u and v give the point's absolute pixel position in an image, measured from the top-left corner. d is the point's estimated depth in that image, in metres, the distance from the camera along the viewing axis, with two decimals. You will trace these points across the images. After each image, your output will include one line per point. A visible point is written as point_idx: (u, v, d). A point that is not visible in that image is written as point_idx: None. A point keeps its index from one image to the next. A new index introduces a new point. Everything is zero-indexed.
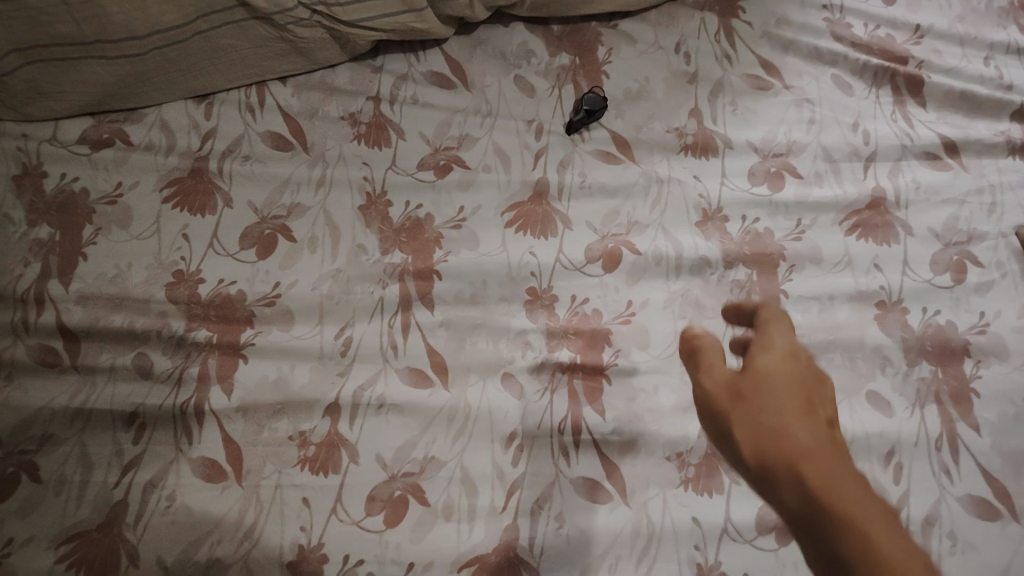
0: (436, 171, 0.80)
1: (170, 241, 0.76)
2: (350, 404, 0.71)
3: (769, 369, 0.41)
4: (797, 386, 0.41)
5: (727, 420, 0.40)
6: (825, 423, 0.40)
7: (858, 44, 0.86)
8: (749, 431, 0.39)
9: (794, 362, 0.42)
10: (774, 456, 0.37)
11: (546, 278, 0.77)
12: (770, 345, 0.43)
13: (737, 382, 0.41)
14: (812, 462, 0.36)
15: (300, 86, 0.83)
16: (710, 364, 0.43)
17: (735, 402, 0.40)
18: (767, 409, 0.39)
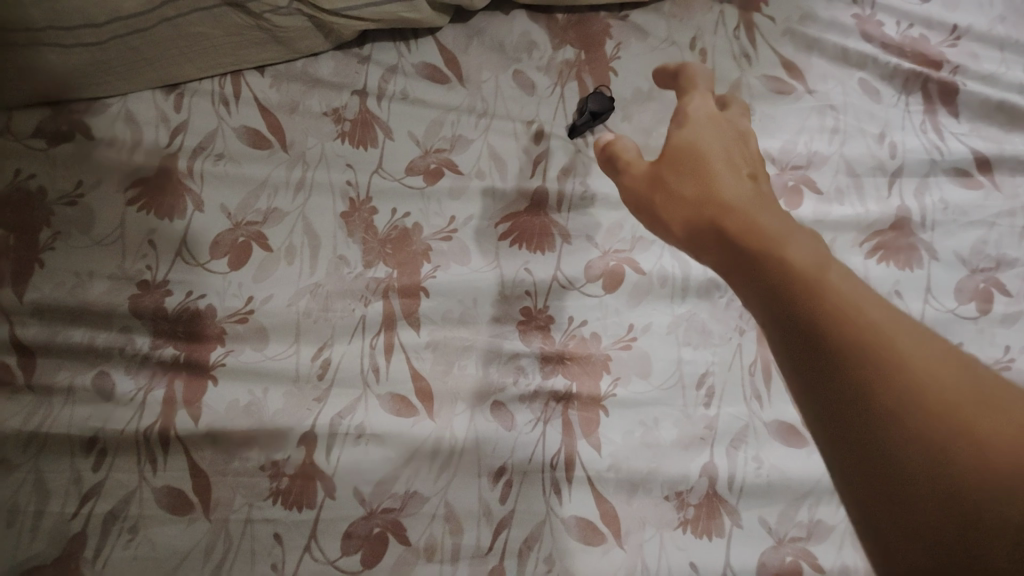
0: (426, 176, 0.73)
1: (135, 248, 0.70)
2: (327, 434, 0.66)
3: (707, 152, 0.57)
4: (729, 166, 0.56)
5: (686, 187, 0.56)
6: (737, 160, 0.57)
7: (888, 45, 0.80)
8: (696, 190, 0.55)
9: (721, 137, 0.58)
10: (718, 211, 0.52)
11: (541, 297, 0.71)
12: (681, 124, 0.60)
13: (680, 162, 0.57)
14: (752, 223, 0.50)
15: (279, 76, 0.76)
16: (629, 160, 0.62)
17: (690, 177, 0.56)
18: (712, 171, 0.55)
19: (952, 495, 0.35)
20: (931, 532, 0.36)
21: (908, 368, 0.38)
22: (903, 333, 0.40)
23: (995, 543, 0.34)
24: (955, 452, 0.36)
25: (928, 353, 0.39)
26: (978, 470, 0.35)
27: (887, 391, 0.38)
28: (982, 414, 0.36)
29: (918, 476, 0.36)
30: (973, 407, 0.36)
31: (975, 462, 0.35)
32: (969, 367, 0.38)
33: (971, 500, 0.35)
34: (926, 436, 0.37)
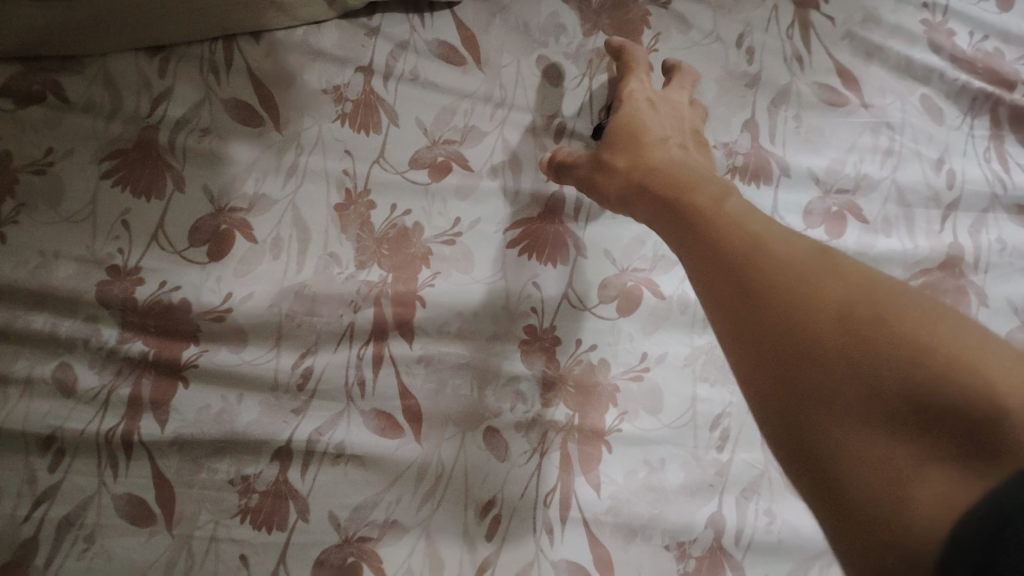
0: (432, 171, 0.66)
1: (107, 227, 0.64)
2: (304, 450, 0.61)
3: (643, 116, 0.59)
4: (661, 126, 0.58)
5: (619, 159, 0.56)
6: (677, 117, 0.61)
7: (957, 58, 0.72)
8: (625, 159, 0.56)
9: (653, 109, 0.60)
10: (639, 170, 0.54)
11: (548, 316, 0.65)
12: (629, 97, 0.61)
13: (619, 129, 0.58)
14: (670, 168, 0.52)
15: (276, 45, 0.68)
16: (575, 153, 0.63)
17: (618, 145, 0.58)
18: (643, 133, 0.57)
19: (859, 359, 0.35)
20: (909, 481, 0.32)
21: (772, 255, 0.41)
22: (818, 258, 0.39)
23: (952, 447, 0.32)
24: (866, 338, 0.35)
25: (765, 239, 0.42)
26: (919, 384, 0.33)
27: (791, 305, 0.38)
28: (862, 299, 0.36)
29: (840, 379, 0.35)
30: (903, 307, 0.35)
31: (885, 336, 0.35)
32: (854, 263, 0.39)
33: (928, 402, 0.32)
34: (843, 351, 0.36)
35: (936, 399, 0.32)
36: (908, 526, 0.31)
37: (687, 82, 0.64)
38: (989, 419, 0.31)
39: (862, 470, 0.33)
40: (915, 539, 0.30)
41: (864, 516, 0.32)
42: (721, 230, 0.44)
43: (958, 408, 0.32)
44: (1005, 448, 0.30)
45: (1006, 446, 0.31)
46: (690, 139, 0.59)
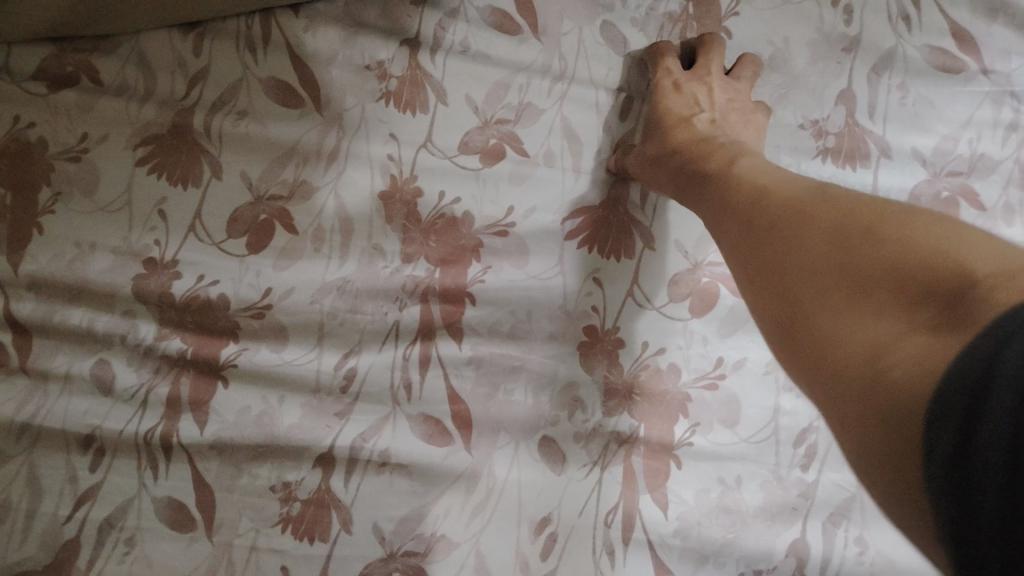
0: (484, 156, 0.60)
1: (143, 217, 0.60)
2: (347, 458, 0.57)
3: (675, 101, 0.58)
4: (694, 109, 0.57)
5: (654, 144, 0.56)
6: (710, 97, 0.57)
7: None
8: (660, 145, 0.55)
9: (683, 89, 0.58)
10: (675, 151, 0.54)
11: (611, 316, 0.58)
12: (663, 81, 0.59)
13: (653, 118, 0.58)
14: (698, 150, 0.53)
15: (316, 17, 0.63)
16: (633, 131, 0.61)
17: (653, 134, 0.57)
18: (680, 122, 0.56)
19: (839, 245, 0.38)
20: (894, 354, 0.32)
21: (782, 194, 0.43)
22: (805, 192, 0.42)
23: (924, 318, 0.32)
24: (858, 242, 0.37)
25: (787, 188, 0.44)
26: (893, 263, 0.35)
27: (787, 231, 0.41)
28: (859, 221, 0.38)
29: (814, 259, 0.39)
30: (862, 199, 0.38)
31: (866, 232, 0.37)
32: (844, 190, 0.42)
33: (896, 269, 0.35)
34: (825, 261, 0.38)
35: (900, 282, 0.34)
36: (894, 395, 0.31)
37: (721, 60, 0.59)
38: (954, 283, 0.32)
39: (844, 345, 0.34)
40: (899, 411, 0.30)
41: (864, 398, 0.32)
42: (743, 196, 0.46)
43: (923, 277, 0.33)
44: (982, 306, 0.30)
45: (980, 307, 0.30)
46: (720, 112, 0.57)
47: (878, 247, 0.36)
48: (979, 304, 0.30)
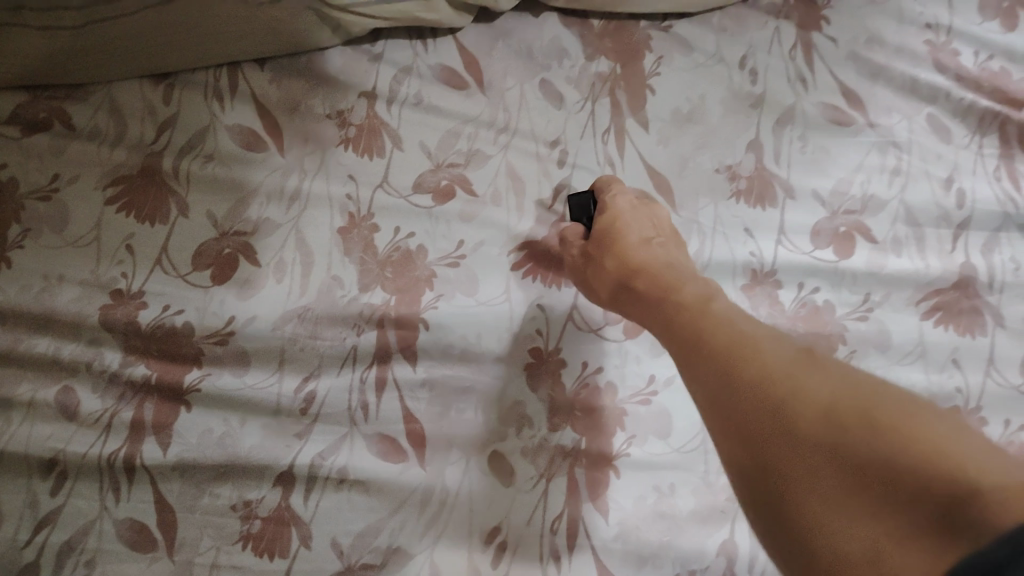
0: (435, 195, 0.66)
1: (111, 252, 0.64)
2: (306, 476, 0.60)
3: (627, 215, 0.57)
4: (646, 227, 0.57)
5: (609, 263, 0.54)
6: (660, 223, 0.58)
7: (963, 78, 0.70)
8: (614, 261, 0.54)
9: (632, 209, 0.58)
10: (629, 274, 0.51)
11: (553, 338, 0.64)
12: (611, 202, 0.59)
13: (602, 231, 0.56)
14: (655, 270, 0.50)
15: (280, 71, 0.69)
16: (571, 242, 0.61)
17: (605, 252, 0.55)
18: (637, 243, 0.54)
19: (830, 429, 0.33)
20: (858, 540, 0.30)
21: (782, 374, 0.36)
22: (802, 356, 0.37)
23: (912, 521, 0.29)
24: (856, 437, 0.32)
25: (804, 380, 0.36)
26: (898, 476, 0.31)
27: (765, 379, 0.37)
28: (856, 398, 0.34)
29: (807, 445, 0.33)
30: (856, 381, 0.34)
31: (881, 435, 0.32)
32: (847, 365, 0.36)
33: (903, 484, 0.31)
34: (807, 420, 0.34)
35: (870, 455, 0.32)
36: None
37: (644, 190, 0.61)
38: (951, 495, 0.29)
39: (807, 510, 0.32)
40: None
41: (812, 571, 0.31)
42: (719, 333, 0.41)
43: (915, 480, 0.30)
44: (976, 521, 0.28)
45: (978, 518, 0.28)
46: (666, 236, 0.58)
47: (887, 441, 0.32)
48: (978, 517, 0.28)
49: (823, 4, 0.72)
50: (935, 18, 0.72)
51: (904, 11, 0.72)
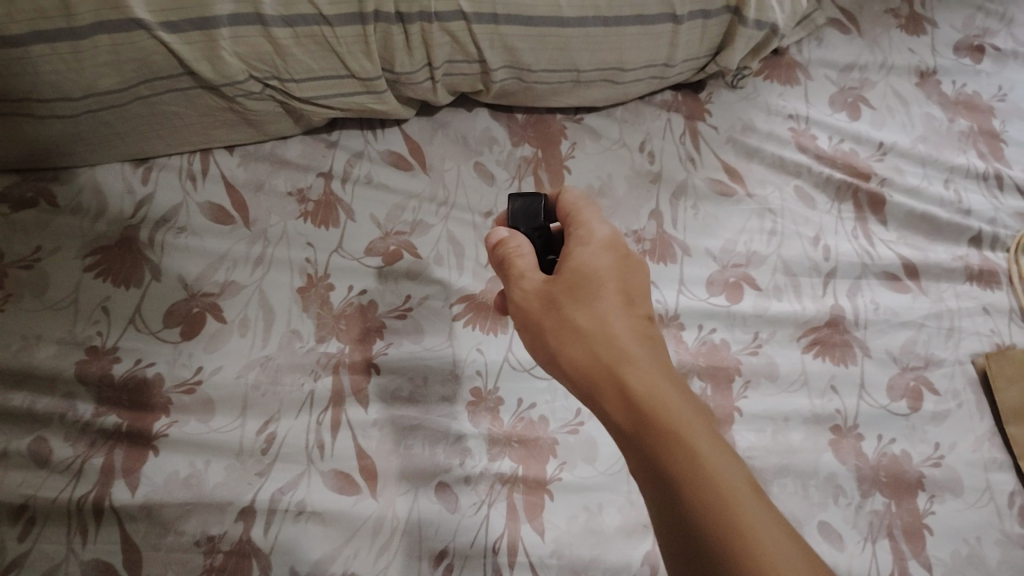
0: (385, 258, 0.76)
1: (87, 313, 0.70)
2: (266, 509, 0.65)
3: (608, 264, 0.51)
4: (627, 281, 0.50)
5: (582, 321, 0.48)
6: (643, 273, 0.52)
7: (822, 157, 0.85)
8: (589, 322, 0.48)
9: (612, 255, 0.51)
10: (609, 351, 0.46)
11: (491, 378, 0.72)
12: (589, 238, 0.52)
13: (576, 277, 0.50)
14: (647, 366, 0.46)
15: (246, 156, 0.79)
16: (524, 270, 0.51)
17: (574, 304, 0.49)
18: (615, 308, 0.48)
19: None
20: None
21: None
22: None
23: None
24: None
25: None
26: None
27: None
28: None
29: None
30: None
31: None
32: None
33: None
34: None
35: None
36: None
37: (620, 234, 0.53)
38: None
39: None
40: None
41: None
42: (738, 518, 0.38)
43: None
44: None
45: None
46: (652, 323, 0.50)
47: None
48: None
49: (705, 100, 0.87)
50: (795, 110, 0.88)
51: (771, 106, 0.88)
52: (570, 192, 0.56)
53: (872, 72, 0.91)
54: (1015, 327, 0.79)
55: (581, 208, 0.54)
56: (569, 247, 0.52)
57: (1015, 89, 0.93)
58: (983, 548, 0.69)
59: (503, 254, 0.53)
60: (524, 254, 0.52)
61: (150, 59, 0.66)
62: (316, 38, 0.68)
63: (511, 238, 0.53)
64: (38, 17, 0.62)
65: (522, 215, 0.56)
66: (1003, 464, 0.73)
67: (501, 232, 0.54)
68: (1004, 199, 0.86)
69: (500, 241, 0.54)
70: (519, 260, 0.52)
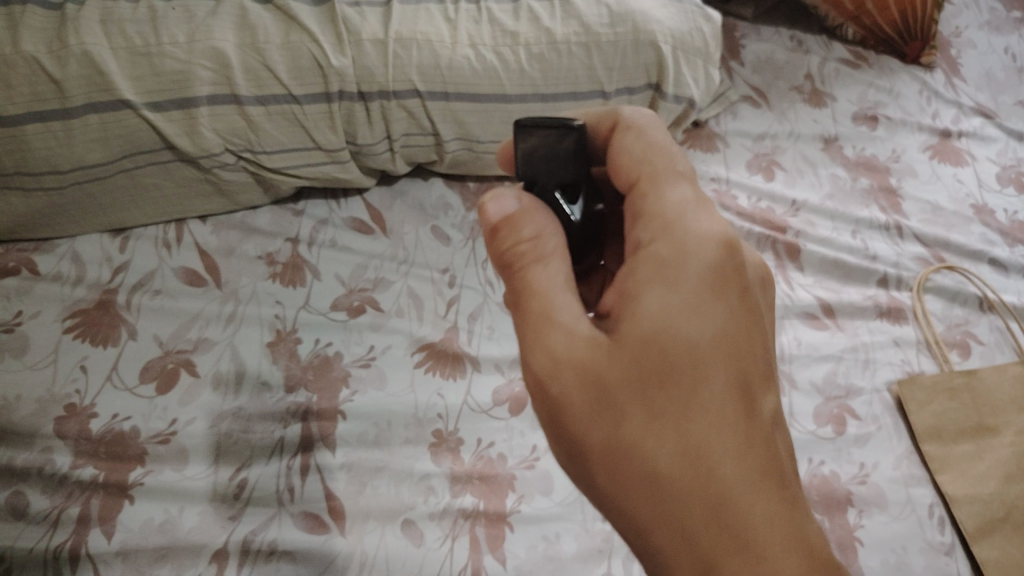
0: (349, 312, 0.82)
1: (66, 372, 0.74)
2: (239, 550, 0.68)
3: (698, 336, 0.42)
4: (723, 361, 0.42)
5: (653, 449, 0.41)
6: (744, 334, 0.43)
7: (742, 213, 0.95)
8: (662, 450, 0.40)
9: (703, 316, 0.42)
10: (685, 485, 0.40)
11: (451, 420, 0.77)
12: (676, 281, 0.43)
13: (647, 364, 0.41)
14: (741, 511, 0.40)
15: (219, 225, 0.86)
16: (571, 329, 0.42)
17: (641, 415, 0.41)
18: (699, 419, 0.41)
19: None
20: None
21: None
22: None
23: None
24: None
25: None
26: None
27: None
28: None
29: None
30: None
31: None
32: None
33: None
34: None
35: None
36: None
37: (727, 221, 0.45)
38: None
39: None
40: None
41: None
42: None
43: None
44: None
45: None
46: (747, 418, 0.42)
47: None
48: None
49: None
50: (716, 173, 0.99)
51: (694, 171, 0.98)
52: (634, 139, 0.47)
53: (782, 140, 1.03)
54: (923, 357, 0.88)
55: (662, 198, 0.45)
56: (644, 285, 0.43)
57: (907, 151, 1.05)
58: (909, 556, 0.75)
59: (522, 266, 0.45)
60: (553, 269, 0.44)
61: (134, 135, 0.74)
62: (286, 115, 0.77)
63: (528, 233, 0.45)
64: (35, 99, 0.71)
65: (547, 166, 0.47)
66: (922, 480, 0.80)
67: (508, 203, 0.45)
68: (905, 246, 0.96)
69: (507, 219, 0.45)
70: (555, 311, 0.43)
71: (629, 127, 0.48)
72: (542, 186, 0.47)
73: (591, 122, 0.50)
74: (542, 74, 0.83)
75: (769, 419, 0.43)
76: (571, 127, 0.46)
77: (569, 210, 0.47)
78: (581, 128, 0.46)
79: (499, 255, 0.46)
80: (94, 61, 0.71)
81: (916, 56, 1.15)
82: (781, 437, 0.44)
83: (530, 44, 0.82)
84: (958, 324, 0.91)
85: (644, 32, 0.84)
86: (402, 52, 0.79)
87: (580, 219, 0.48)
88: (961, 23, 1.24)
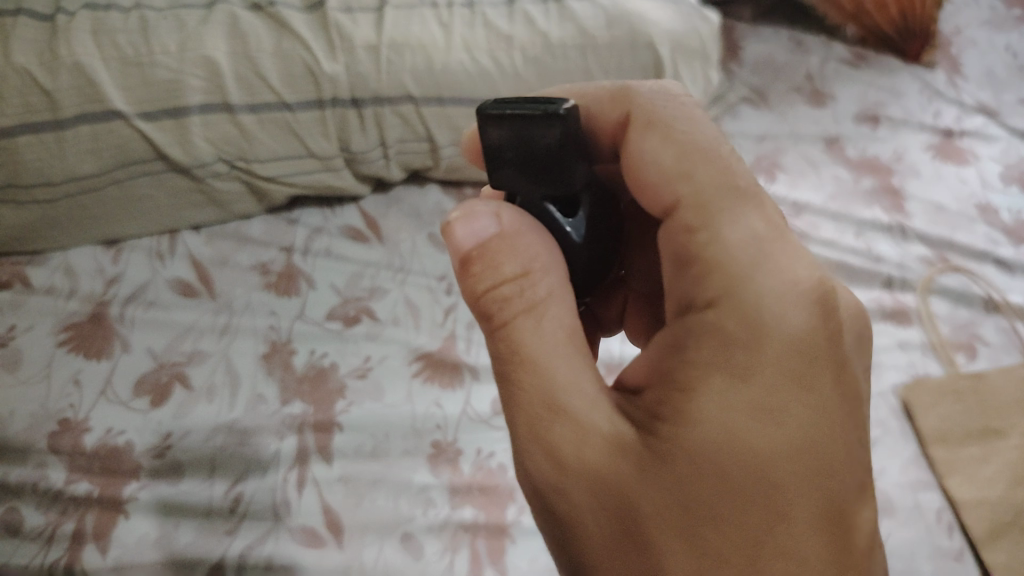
0: (344, 321, 0.81)
1: (60, 386, 0.73)
2: (234, 566, 0.66)
3: (771, 452, 0.38)
4: (799, 480, 0.39)
5: None
6: (833, 440, 0.39)
7: None
8: None
9: (776, 422, 0.38)
10: None
11: (450, 431, 0.75)
12: (742, 374, 0.38)
13: (695, 488, 0.38)
14: None
15: (213, 235, 0.85)
16: (586, 433, 0.40)
17: (683, 552, 0.38)
18: (762, 560, 0.38)
19: None
20: None
21: None
22: None
23: None
24: None
25: None
26: None
27: None
28: None
29: None
30: None
31: None
32: None
33: None
34: None
35: None
36: None
37: (798, 253, 0.41)
38: None
39: None
40: None
41: None
42: None
43: None
44: None
45: None
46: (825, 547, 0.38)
47: None
48: None
49: None
50: None
51: None
52: (660, 142, 0.44)
53: (783, 141, 1.02)
54: (929, 360, 0.86)
55: (717, 230, 0.41)
56: (701, 377, 0.39)
57: (909, 151, 1.04)
58: (918, 563, 0.73)
59: (509, 319, 0.41)
60: (549, 321, 0.41)
61: (126, 146, 0.74)
62: (279, 123, 0.77)
63: (512, 271, 0.41)
64: (25, 110, 0.70)
65: (530, 172, 0.42)
66: (930, 485, 0.78)
67: (483, 225, 0.42)
68: (909, 246, 0.95)
69: (482, 247, 0.42)
70: (562, 396, 0.40)
71: (648, 124, 0.45)
72: (527, 197, 0.44)
73: (599, 113, 0.48)
74: (538, 79, 0.82)
75: (861, 542, 0.40)
76: (553, 116, 0.40)
77: (569, 227, 0.44)
78: (567, 117, 0.40)
79: (475, 296, 0.42)
80: (85, 71, 0.70)
81: (918, 54, 1.13)
82: (871, 556, 0.41)
83: (525, 47, 0.81)
84: (964, 325, 0.89)
85: (641, 34, 0.83)
86: (396, 57, 0.78)
87: (584, 235, 0.44)
88: (961, 22, 1.23)
